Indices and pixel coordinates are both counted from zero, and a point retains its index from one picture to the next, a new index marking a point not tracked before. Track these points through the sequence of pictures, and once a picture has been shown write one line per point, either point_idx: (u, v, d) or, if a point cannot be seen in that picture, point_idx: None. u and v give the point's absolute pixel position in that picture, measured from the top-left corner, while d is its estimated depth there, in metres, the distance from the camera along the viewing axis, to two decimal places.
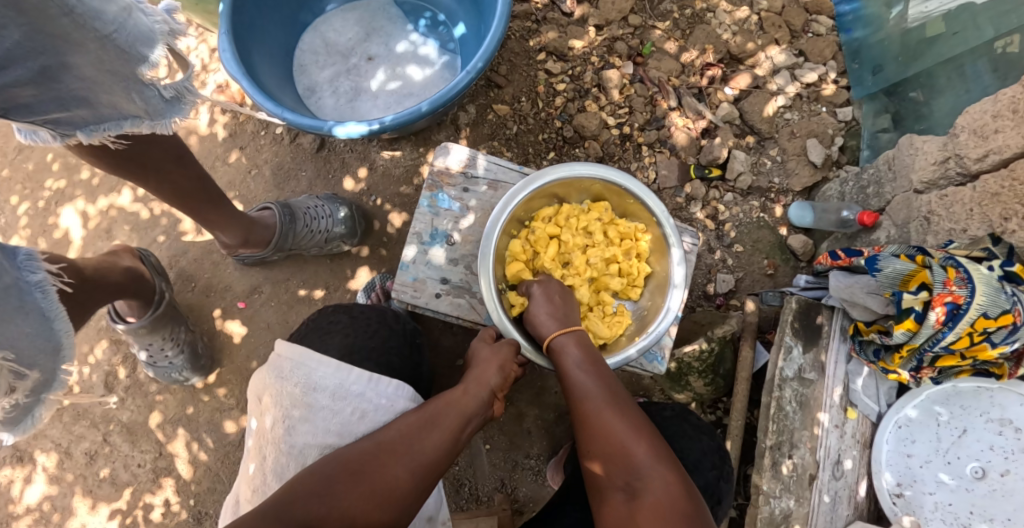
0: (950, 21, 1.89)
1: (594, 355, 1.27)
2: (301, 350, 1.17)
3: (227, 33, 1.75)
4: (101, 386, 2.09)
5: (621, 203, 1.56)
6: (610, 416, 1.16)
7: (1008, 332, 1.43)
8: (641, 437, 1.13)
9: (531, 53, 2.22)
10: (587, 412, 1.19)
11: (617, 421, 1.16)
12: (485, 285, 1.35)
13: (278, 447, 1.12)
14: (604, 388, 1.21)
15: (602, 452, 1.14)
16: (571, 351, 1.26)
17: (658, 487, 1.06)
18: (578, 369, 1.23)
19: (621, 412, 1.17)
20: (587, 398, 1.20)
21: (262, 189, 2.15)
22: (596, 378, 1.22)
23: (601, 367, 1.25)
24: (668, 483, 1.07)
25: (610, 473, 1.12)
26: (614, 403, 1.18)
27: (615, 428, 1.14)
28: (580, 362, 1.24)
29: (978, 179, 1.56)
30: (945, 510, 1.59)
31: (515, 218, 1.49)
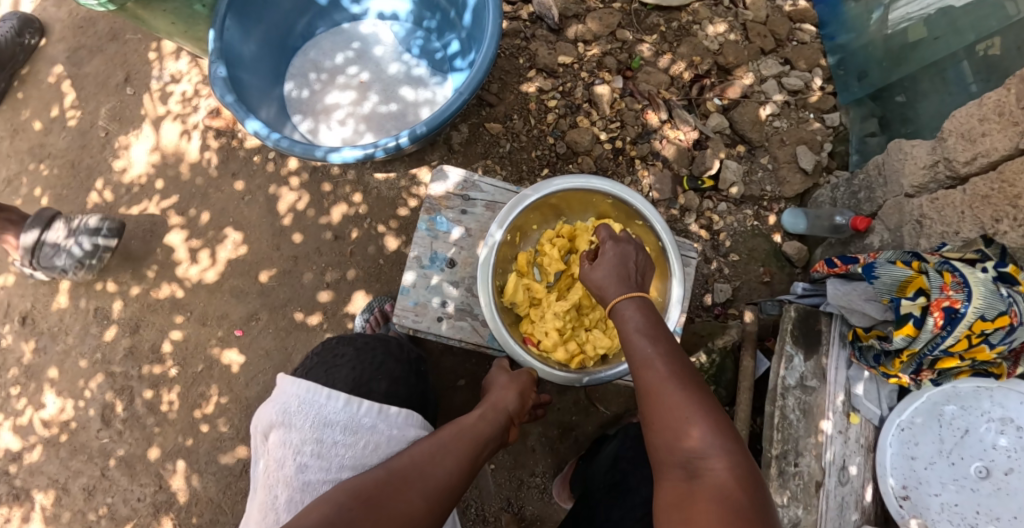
0: (930, 26, 1.90)
1: (656, 320, 1.13)
2: (309, 385, 1.17)
3: (218, 61, 1.76)
4: (97, 420, 2.06)
5: (630, 227, 1.58)
6: (673, 385, 1.01)
7: (1006, 334, 1.43)
8: (706, 413, 0.98)
9: (520, 70, 2.25)
10: (647, 380, 1.04)
11: (680, 392, 1.00)
12: (483, 276, 1.40)
13: (289, 486, 1.11)
14: (667, 357, 1.06)
15: (659, 424, 0.99)
16: (633, 316, 1.13)
17: (721, 471, 0.92)
18: (640, 335, 1.10)
19: (687, 383, 1.02)
20: (647, 366, 1.05)
21: (257, 215, 2.14)
22: (660, 345, 1.08)
23: (666, 335, 1.10)
24: (733, 468, 0.92)
25: (666, 448, 0.98)
26: (677, 373, 1.03)
27: (677, 399, 0.99)
28: (643, 325, 1.11)
29: (968, 182, 1.59)
30: (951, 511, 1.55)
31: (520, 222, 1.53)
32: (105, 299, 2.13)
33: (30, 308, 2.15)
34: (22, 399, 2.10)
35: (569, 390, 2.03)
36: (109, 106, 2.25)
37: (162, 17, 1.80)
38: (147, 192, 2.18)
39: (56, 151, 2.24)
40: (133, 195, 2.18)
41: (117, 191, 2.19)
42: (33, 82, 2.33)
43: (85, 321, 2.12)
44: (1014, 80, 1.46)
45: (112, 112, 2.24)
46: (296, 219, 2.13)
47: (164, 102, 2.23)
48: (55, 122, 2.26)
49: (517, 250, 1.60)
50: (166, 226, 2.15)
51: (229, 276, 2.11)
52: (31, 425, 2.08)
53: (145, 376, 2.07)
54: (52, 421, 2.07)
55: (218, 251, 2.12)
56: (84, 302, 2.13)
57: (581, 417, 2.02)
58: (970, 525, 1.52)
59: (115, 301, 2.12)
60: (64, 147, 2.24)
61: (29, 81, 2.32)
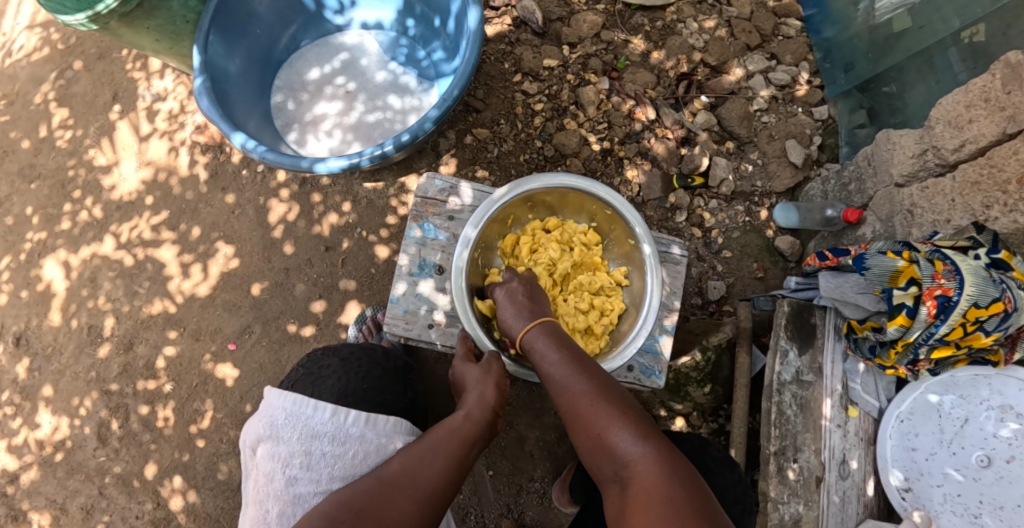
0: (915, 15, 1.87)
1: (565, 342, 1.18)
2: (295, 398, 1.16)
3: (201, 76, 1.77)
4: (93, 439, 2.06)
5: (622, 248, 1.60)
6: (588, 403, 1.05)
7: (1000, 320, 1.41)
8: (624, 419, 1.01)
9: (506, 75, 2.25)
10: (567, 406, 1.08)
11: (594, 406, 1.04)
12: (469, 232, 1.41)
13: (280, 499, 1.10)
14: (580, 375, 1.10)
15: (587, 443, 1.04)
16: (543, 344, 1.18)
17: (643, 469, 0.94)
18: (550, 363, 1.14)
19: (601, 396, 1.06)
20: (564, 390, 1.10)
21: (247, 228, 2.14)
22: (570, 366, 1.12)
23: (577, 355, 1.15)
24: (654, 463, 0.95)
25: (599, 463, 1.02)
26: (591, 388, 1.07)
27: (594, 414, 1.03)
28: (551, 352, 1.15)
29: (957, 169, 1.57)
30: (954, 501, 1.53)
31: (516, 205, 1.53)
32: (98, 316, 2.13)
33: (24, 329, 2.16)
34: (17, 419, 2.11)
35: None
36: (97, 125, 2.26)
37: (145, 34, 1.81)
38: (138, 209, 2.18)
39: (46, 171, 2.26)
40: (124, 213, 2.19)
41: (108, 210, 2.20)
42: (22, 104, 2.34)
43: (79, 339, 2.12)
44: (998, 65, 1.45)
45: (101, 131, 2.25)
46: (287, 231, 2.13)
47: (150, 120, 2.24)
48: (45, 142, 2.28)
49: (505, 228, 1.59)
50: (157, 242, 2.16)
51: (222, 290, 2.11)
52: (28, 445, 2.09)
53: (139, 392, 2.07)
54: (48, 440, 2.08)
55: (210, 265, 2.13)
56: (77, 321, 2.14)
57: None
58: (973, 515, 1.50)
59: (108, 318, 2.13)
60: (54, 167, 2.26)
61: (17, 102, 2.34)
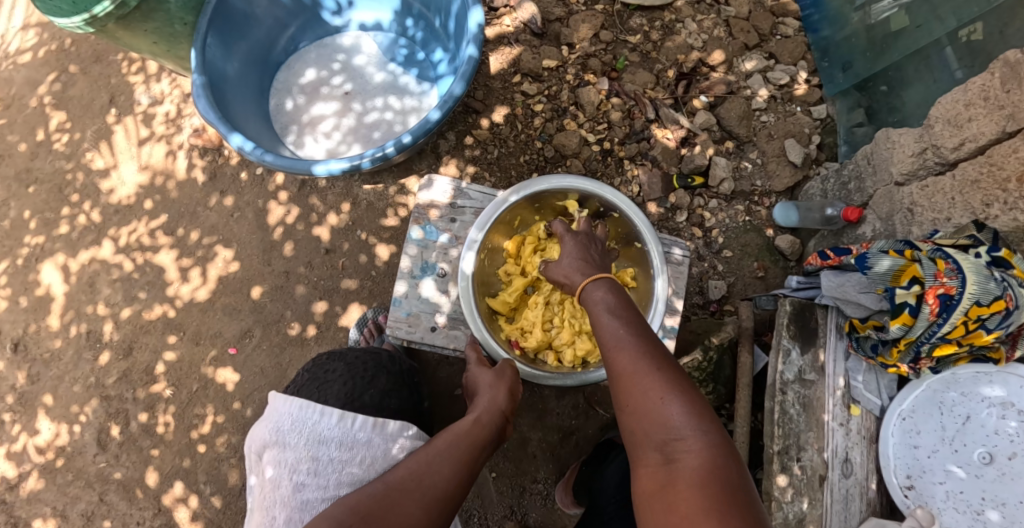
0: (913, 14, 1.88)
1: (626, 304, 1.12)
2: (301, 403, 1.16)
3: (199, 78, 1.76)
4: (92, 445, 2.05)
5: (628, 251, 1.60)
6: (643, 368, 0.99)
7: (1002, 318, 1.42)
8: (680, 393, 0.96)
9: (505, 76, 2.25)
10: (620, 364, 1.02)
11: (652, 373, 0.98)
12: (476, 232, 1.42)
13: (287, 506, 1.09)
14: (641, 341, 1.04)
15: (633, 405, 0.97)
16: (605, 303, 1.12)
17: (695, 450, 0.89)
18: (610, 321, 1.09)
19: (661, 365, 1.00)
20: (620, 349, 1.03)
21: (246, 231, 2.13)
22: (632, 329, 1.06)
23: (636, 320, 1.09)
24: (707, 446, 0.90)
25: (643, 427, 0.95)
26: (651, 354, 1.02)
27: (650, 380, 0.97)
28: (612, 311, 1.10)
29: (957, 168, 1.57)
30: (957, 499, 1.53)
31: (524, 206, 1.54)
32: (97, 322, 2.11)
33: (22, 334, 2.14)
34: (16, 426, 2.09)
35: (568, 394, 2.02)
36: (94, 128, 2.24)
37: (143, 38, 1.80)
38: (136, 213, 2.17)
39: (43, 175, 2.24)
40: (122, 217, 2.17)
41: (106, 213, 2.18)
42: (17, 108, 2.31)
43: (77, 345, 2.11)
44: (997, 64, 1.46)
45: (97, 134, 2.24)
46: (286, 233, 2.12)
47: (148, 123, 2.22)
48: (41, 145, 2.26)
49: (511, 230, 1.59)
50: (155, 246, 2.14)
51: (221, 293, 2.10)
52: (26, 452, 2.07)
53: (139, 398, 2.06)
54: (47, 447, 2.06)
55: (209, 269, 2.11)
56: (76, 326, 2.12)
57: (581, 421, 2.01)
58: (976, 512, 1.50)
59: (107, 323, 2.11)
60: (51, 171, 2.24)
61: (12, 106, 2.32)
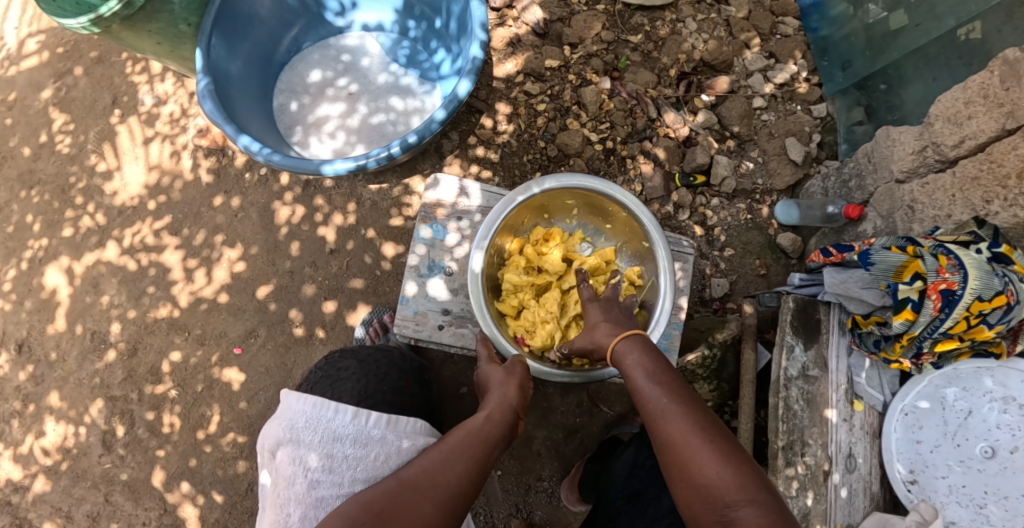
0: (912, 13, 1.90)
1: (660, 362, 1.12)
2: (315, 401, 1.17)
3: (206, 79, 1.77)
4: (98, 446, 2.05)
5: (635, 248, 1.62)
6: (692, 437, 0.99)
7: (1003, 313, 1.44)
8: (730, 462, 0.96)
9: (508, 76, 2.26)
10: (667, 434, 1.02)
11: (702, 443, 0.98)
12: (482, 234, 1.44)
13: (302, 503, 1.09)
14: (684, 405, 1.03)
15: (685, 478, 0.98)
16: (640, 364, 1.11)
17: (754, 519, 0.91)
18: (650, 385, 1.07)
19: (707, 431, 1.00)
20: (665, 417, 1.03)
21: (251, 232, 2.13)
22: (673, 392, 1.05)
23: (674, 379, 1.08)
24: (766, 514, 0.91)
25: (698, 502, 0.96)
26: (695, 419, 1.01)
27: (700, 452, 0.98)
28: (650, 373, 1.09)
29: (958, 165, 1.59)
30: (959, 493, 1.55)
31: (530, 207, 1.56)
32: (102, 323, 2.11)
33: (26, 336, 2.14)
34: (21, 427, 2.09)
35: (572, 392, 2.03)
36: (98, 129, 2.25)
37: (147, 38, 1.80)
38: (140, 214, 2.17)
39: (46, 177, 2.24)
40: (126, 217, 2.17)
41: (110, 214, 2.18)
42: (20, 109, 2.31)
43: (82, 346, 2.11)
44: (996, 62, 1.48)
45: (101, 136, 2.24)
46: (291, 233, 2.13)
47: (151, 123, 2.23)
48: (44, 147, 2.26)
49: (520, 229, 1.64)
50: (160, 246, 2.15)
51: (226, 294, 2.10)
52: (32, 453, 2.07)
53: (145, 398, 2.06)
54: (52, 448, 2.06)
55: (214, 269, 2.12)
56: (80, 327, 2.12)
57: (585, 419, 2.02)
58: (978, 506, 1.52)
59: (112, 324, 2.11)
60: (54, 173, 2.24)
61: (15, 107, 2.32)
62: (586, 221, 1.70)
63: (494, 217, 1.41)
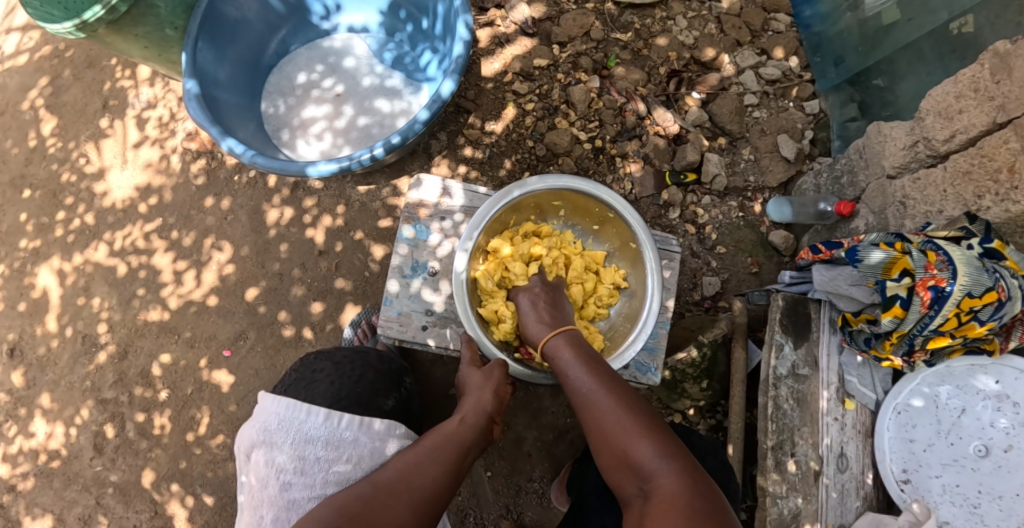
0: (903, 7, 1.87)
1: (587, 353, 1.18)
2: (288, 402, 1.15)
3: (191, 82, 1.78)
4: (90, 448, 2.06)
5: (622, 249, 1.61)
6: (611, 416, 1.05)
7: (995, 309, 1.41)
8: (647, 436, 1.01)
9: (497, 76, 2.26)
10: (591, 417, 1.08)
11: (620, 420, 1.04)
12: (469, 230, 1.42)
13: (274, 505, 1.09)
14: (605, 389, 1.09)
15: (610, 454, 1.03)
16: (568, 356, 1.18)
17: (665, 483, 0.94)
18: (576, 373, 1.14)
19: (625, 409, 1.05)
20: (587, 404, 1.09)
21: (240, 234, 2.14)
22: (596, 379, 1.11)
23: (598, 369, 1.14)
24: (674, 479, 0.94)
25: (622, 477, 1.01)
26: (615, 400, 1.07)
27: (617, 430, 1.03)
28: (575, 364, 1.15)
29: (949, 160, 1.56)
30: (953, 492, 1.52)
31: (515, 206, 1.54)
32: (92, 325, 2.12)
33: (18, 339, 2.15)
34: (13, 429, 2.10)
35: (562, 392, 2.02)
36: (88, 133, 2.26)
37: (134, 42, 1.81)
38: (130, 217, 2.18)
39: (38, 181, 2.26)
40: (116, 220, 2.18)
41: (101, 217, 2.19)
42: (12, 114, 2.33)
43: (73, 349, 2.12)
44: (987, 55, 1.45)
45: (92, 139, 2.25)
46: (280, 235, 2.13)
47: (141, 127, 2.24)
48: (35, 151, 2.28)
49: (506, 228, 1.61)
50: (150, 249, 2.15)
51: (216, 296, 2.11)
52: (23, 455, 2.08)
53: (136, 400, 2.07)
54: (43, 450, 2.07)
55: (204, 272, 2.12)
56: (71, 330, 2.13)
57: (576, 419, 2.01)
58: (972, 506, 1.49)
59: (102, 326, 2.12)
60: (46, 176, 2.25)
61: (7, 112, 2.34)
62: (572, 221, 1.68)
63: (480, 214, 1.40)
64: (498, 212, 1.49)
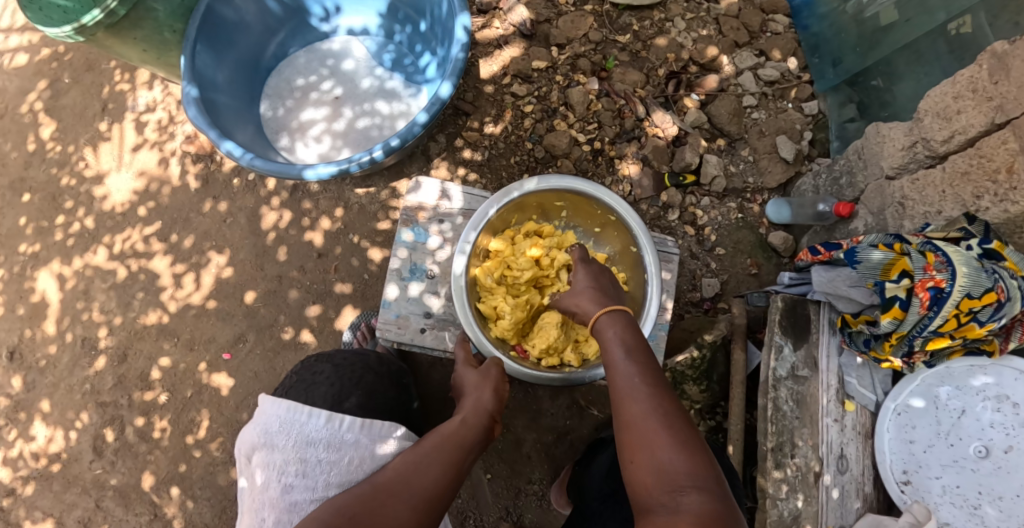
0: (901, 8, 1.87)
1: (640, 347, 1.13)
2: (289, 405, 1.16)
3: (190, 84, 1.78)
4: (89, 452, 2.06)
5: (623, 252, 1.60)
6: (654, 416, 1.01)
7: (994, 310, 1.41)
8: (685, 448, 0.97)
9: (495, 78, 2.26)
10: (631, 412, 1.03)
11: (661, 424, 1.00)
12: (471, 230, 1.42)
13: (275, 507, 1.09)
14: (652, 389, 1.05)
15: (640, 452, 0.99)
16: (620, 344, 1.14)
17: (697, 501, 0.90)
18: (626, 362, 1.10)
19: (671, 417, 1.01)
20: (631, 396, 1.05)
21: (239, 237, 2.14)
22: (647, 377, 1.07)
23: (649, 367, 1.10)
24: (708, 499, 0.91)
25: (644, 480, 0.96)
26: (661, 405, 1.03)
27: (658, 433, 0.99)
28: (627, 354, 1.11)
29: (947, 160, 1.56)
30: (953, 493, 1.51)
31: (516, 206, 1.54)
32: (92, 329, 2.13)
33: (18, 342, 2.16)
34: (12, 432, 2.10)
35: (562, 394, 2.02)
36: (87, 137, 2.26)
37: (133, 45, 1.82)
38: (130, 220, 2.18)
39: (37, 184, 2.26)
40: (116, 224, 2.19)
41: (100, 220, 2.20)
42: (11, 117, 2.33)
43: (73, 352, 2.12)
44: (985, 55, 1.45)
45: (91, 143, 2.25)
46: (278, 238, 2.13)
47: (140, 130, 2.24)
48: (35, 154, 2.28)
49: (507, 227, 1.62)
50: (149, 253, 2.16)
51: (215, 299, 2.11)
52: (23, 459, 2.08)
53: (135, 403, 2.07)
54: (43, 453, 2.07)
55: (203, 275, 2.13)
56: (70, 333, 2.13)
57: (575, 421, 2.01)
58: (973, 506, 1.49)
59: (101, 330, 2.12)
60: (45, 180, 2.26)
61: (6, 115, 2.34)
62: (574, 223, 1.68)
63: (482, 214, 1.40)
64: (500, 212, 1.49)
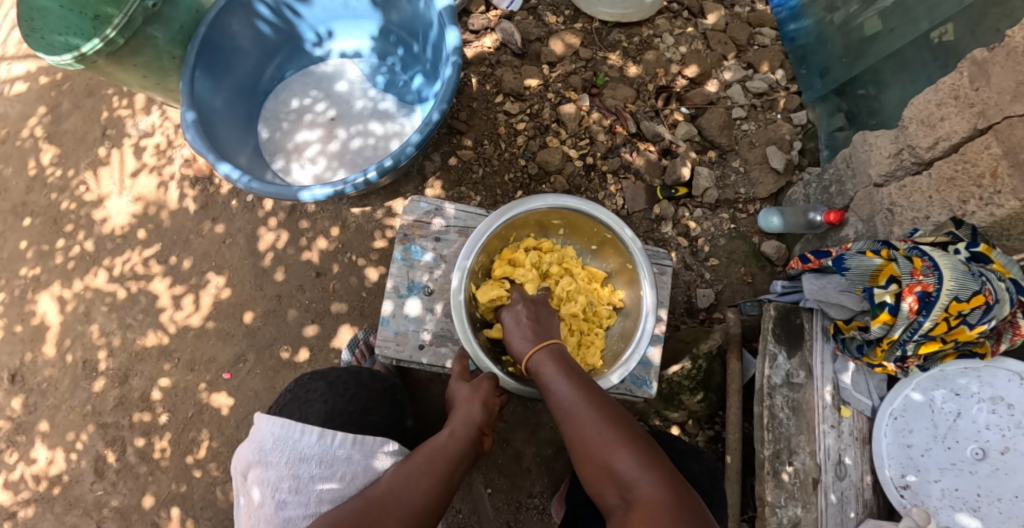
0: (885, 19, 1.93)
1: (571, 365, 1.19)
2: (283, 422, 1.18)
3: (188, 109, 1.82)
4: (91, 473, 2.07)
5: (619, 269, 1.62)
6: (593, 428, 1.07)
7: (983, 313, 1.41)
8: (627, 446, 1.04)
9: (488, 96, 2.31)
10: (574, 430, 1.09)
11: (601, 431, 1.06)
12: (469, 246, 1.44)
13: (271, 523, 1.11)
14: (587, 401, 1.11)
15: (592, 465, 1.06)
16: (551, 367, 1.18)
17: (648, 491, 0.98)
18: (559, 387, 1.15)
19: (610, 423, 1.07)
20: (572, 417, 1.10)
21: (238, 258, 2.17)
22: (581, 393, 1.12)
23: (582, 379, 1.16)
24: (658, 486, 0.98)
25: (603, 489, 1.04)
26: (597, 413, 1.09)
27: (599, 442, 1.05)
28: (560, 377, 1.15)
29: (933, 166, 1.58)
30: (952, 496, 1.51)
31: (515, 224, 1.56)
32: (92, 351, 2.15)
33: (19, 365, 2.18)
34: (13, 455, 2.12)
35: None
36: (88, 161, 2.30)
37: (133, 72, 1.87)
38: (130, 242, 2.22)
39: (39, 208, 2.30)
40: (116, 247, 2.22)
41: (101, 243, 2.23)
42: (14, 144, 2.38)
43: (74, 374, 2.14)
44: (965, 63, 1.47)
45: (91, 167, 2.30)
46: (277, 258, 2.16)
47: (139, 155, 2.28)
48: (36, 180, 2.33)
49: (506, 244, 1.63)
50: (149, 275, 2.19)
51: (214, 319, 2.13)
52: (23, 481, 2.10)
53: (135, 424, 2.08)
54: (43, 475, 2.09)
55: (202, 296, 2.15)
56: (72, 355, 2.16)
57: None
58: (971, 508, 1.49)
59: (101, 352, 2.15)
60: (46, 204, 2.30)
61: (8, 141, 2.39)
62: (571, 240, 1.70)
63: (480, 232, 1.42)
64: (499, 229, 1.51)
